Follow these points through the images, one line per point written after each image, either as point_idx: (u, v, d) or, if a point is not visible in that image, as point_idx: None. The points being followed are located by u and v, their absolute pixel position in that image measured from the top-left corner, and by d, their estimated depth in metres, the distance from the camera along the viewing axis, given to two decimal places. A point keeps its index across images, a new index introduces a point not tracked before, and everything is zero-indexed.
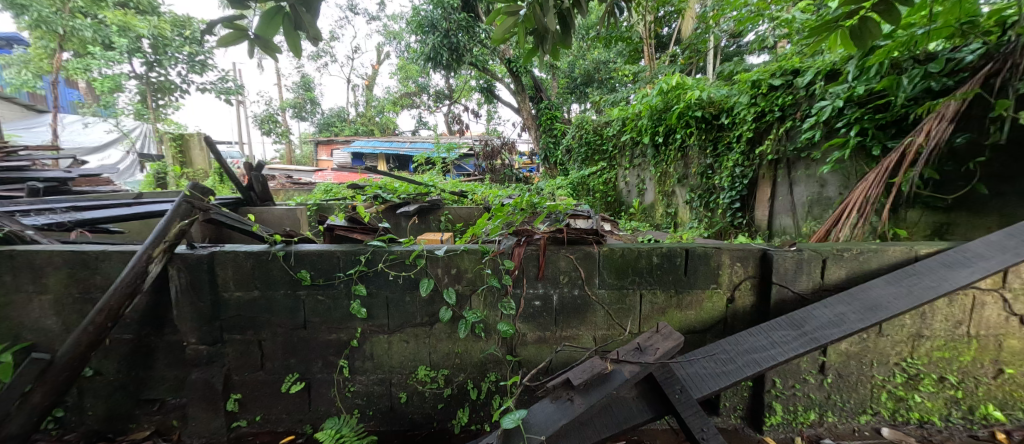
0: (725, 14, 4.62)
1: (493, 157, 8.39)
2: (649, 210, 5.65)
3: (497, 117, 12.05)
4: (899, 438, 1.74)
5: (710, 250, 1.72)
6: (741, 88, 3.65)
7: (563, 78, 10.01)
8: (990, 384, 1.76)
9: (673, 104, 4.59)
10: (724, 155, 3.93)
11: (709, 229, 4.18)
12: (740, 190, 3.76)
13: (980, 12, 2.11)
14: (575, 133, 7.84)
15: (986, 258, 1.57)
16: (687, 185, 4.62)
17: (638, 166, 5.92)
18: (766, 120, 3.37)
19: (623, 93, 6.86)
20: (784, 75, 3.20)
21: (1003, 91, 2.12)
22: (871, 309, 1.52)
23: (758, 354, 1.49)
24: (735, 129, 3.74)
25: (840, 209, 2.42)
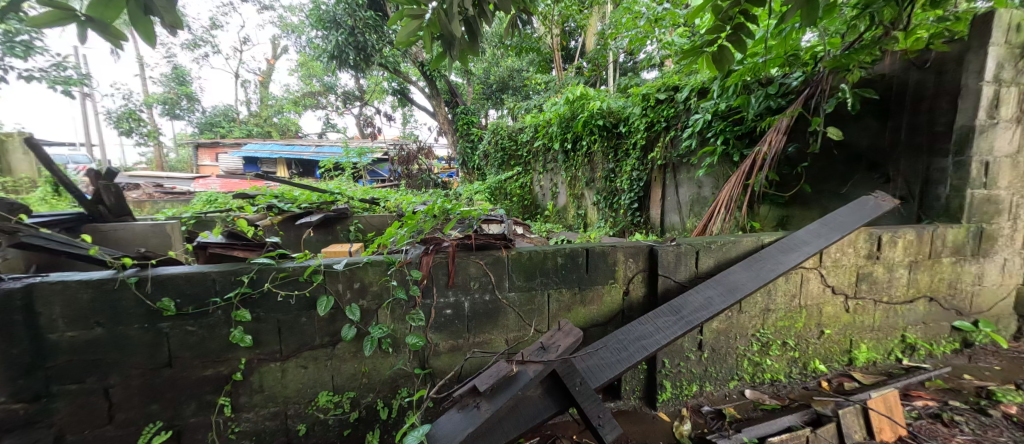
0: (621, 32, 5.10)
1: (410, 163, 7.96)
2: (562, 212, 6.00)
3: (412, 121, 11.72)
4: (758, 396, 2.06)
5: (608, 249, 1.87)
6: (634, 100, 4.05)
7: (478, 84, 10.10)
8: (817, 344, 2.18)
9: (579, 112, 4.91)
10: (623, 160, 4.34)
11: (614, 228, 4.58)
12: (637, 191, 4.19)
13: (800, 46, 2.62)
14: (491, 139, 7.95)
15: (809, 243, 1.94)
16: (593, 187, 5.00)
17: (551, 171, 6.22)
18: (655, 129, 3.79)
19: (536, 101, 7.18)
20: (667, 90, 3.63)
21: (815, 111, 2.66)
22: (731, 291, 1.78)
23: (646, 340, 1.64)
24: (631, 137, 4.15)
25: (712, 208, 2.79)
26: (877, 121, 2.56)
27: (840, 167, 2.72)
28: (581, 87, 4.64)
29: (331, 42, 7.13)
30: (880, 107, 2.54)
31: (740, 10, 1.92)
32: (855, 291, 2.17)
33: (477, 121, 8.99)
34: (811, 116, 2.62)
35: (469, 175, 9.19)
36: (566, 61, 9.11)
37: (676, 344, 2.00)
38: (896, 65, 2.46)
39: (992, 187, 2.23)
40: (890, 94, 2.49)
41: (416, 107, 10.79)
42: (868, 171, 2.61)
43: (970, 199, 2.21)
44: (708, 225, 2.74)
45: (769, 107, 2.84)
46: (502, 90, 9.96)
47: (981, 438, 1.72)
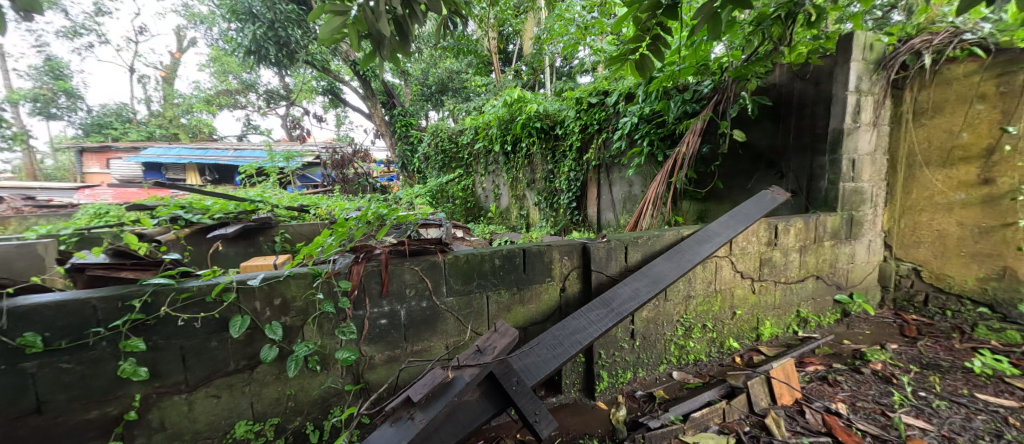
0: (555, 37, 5.25)
1: (345, 165, 7.49)
2: (505, 213, 6.04)
3: (346, 122, 11.15)
4: (684, 377, 2.23)
5: (543, 248, 1.91)
6: (568, 103, 4.20)
7: (416, 85, 9.83)
8: (731, 324, 2.42)
9: (517, 115, 4.97)
10: (561, 161, 4.48)
11: (556, 227, 4.72)
12: (575, 191, 4.34)
13: (709, 57, 2.87)
14: (430, 141, 7.79)
15: (720, 234, 2.14)
16: (534, 188, 5.10)
17: (493, 173, 6.24)
18: (589, 131, 3.96)
19: (477, 103, 7.18)
20: (598, 94, 3.81)
21: (723, 114, 2.93)
22: (654, 282, 1.91)
23: (579, 334, 1.71)
24: (567, 139, 4.31)
25: (641, 206, 2.97)
26: (772, 124, 2.88)
27: (744, 165, 3.04)
28: (517, 90, 4.67)
29: (248, 36, 6.56)
30: (773, 111, 2.87)
31: (657, 23, 2.05)
32: (759, 275, 2.43)
33: (415, 122, 8.76)
34: (720, 119, 2.89)
35: (409, 178, 8.94)
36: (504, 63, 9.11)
37: (611, 335, 2.09)
38: (785, 75, 2.80)
39: (860, 180, 2.61)
40: (782, 101, 2.83)
41: (349, 107, 10.26)
42: (767, 168, 2.94)
43: (843, 190, 2.57)
44: (640, 220, 2.94)
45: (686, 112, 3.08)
46: (441, 91, 9.78)
47: (856, 393, 2.02)
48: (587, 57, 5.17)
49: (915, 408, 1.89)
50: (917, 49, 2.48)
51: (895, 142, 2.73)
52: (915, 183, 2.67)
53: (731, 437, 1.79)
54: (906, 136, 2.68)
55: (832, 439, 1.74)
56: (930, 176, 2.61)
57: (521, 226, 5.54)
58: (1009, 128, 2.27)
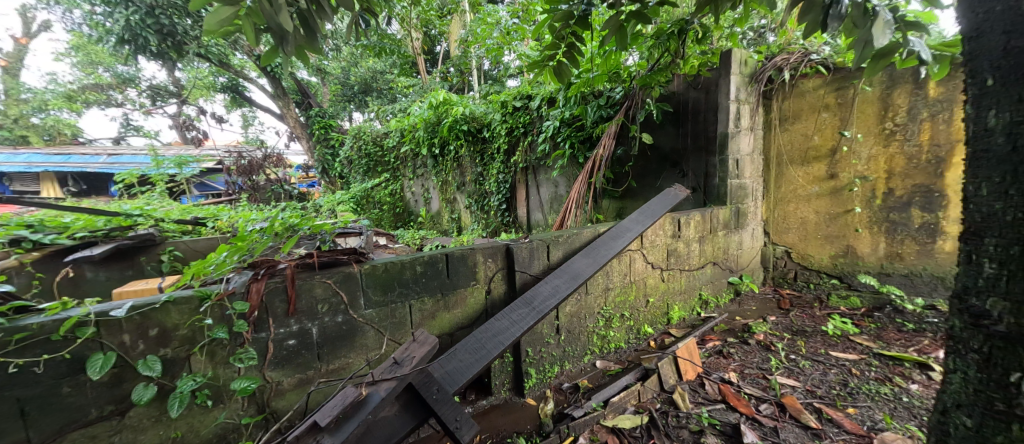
0: (479, 40, 5.26)
1: (253, 172, 6.50)
2: (436, 217, 5.92)
3: (255, 123, 10.10)
4: (606, 365, 2.36)
5: (466, 251, 1.90)
6: (494, 106, 4.25)
7: (335, 84, 9.22)
8: (645, 311, 2.62)
9: (444, 117, 4.89)
10: (489, 164, 4.53)
11: (487, 229, 4.74)
12: (504, 193, 4.40)
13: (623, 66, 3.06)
14: (352, 144, 7.35)
15: (631, 229, 2.31)
16: (464, 191, 5.07)
17: (422, 176, 6.07)
18: (514, 134, 4.05)
19: (403, 105, 6.94)
20: (522, 98, 3.92)
21: (632, 119, 3.19)
22: (573, 277, 2.00)
23: (502, 335, 1.72)
24: (494, 142, 4.37)
25: (566, 207, 3.11)
26: (673, 128, 3.19)
27: (652, 166, 3.33)
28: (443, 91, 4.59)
29: (121, 22, 5.63)
30: (674, 116, 3.18)
31: (571, 32, 2.13)
32: (666, 264, 2.67)
33: (336, 124, 8.20)
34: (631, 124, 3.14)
35: (330, 184, 8.36)
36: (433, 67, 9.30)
37: (537, 333, 2.14)
38: (682, 84, 3.12)
39: (742, 177, 2.99)
40: (680, 107, 3.15)
41: (256, 107, 9.29)
42: (671, 167, 3.24)
43: (729, 186, 2.93)
44: (566, 219, 3.06)
45: (602, 117, 3.29)
46: (365, 91, 9.27)
47: (745, 362, 2.32)
48: (513, 61, 5.26)
49: (787, 370, 2.21)
50: (779, 66, 2.93)
51: (767, 143, 3.17)
52: (784, 178, 3.13)
53: (645, 415, 1.94)
54: (775, 138, 3.13)
55: (726, 405, 1.98)
56: (794, 172, 3.07)
57: (453, 230, 5.47)
58: (846, 132, 2.78)
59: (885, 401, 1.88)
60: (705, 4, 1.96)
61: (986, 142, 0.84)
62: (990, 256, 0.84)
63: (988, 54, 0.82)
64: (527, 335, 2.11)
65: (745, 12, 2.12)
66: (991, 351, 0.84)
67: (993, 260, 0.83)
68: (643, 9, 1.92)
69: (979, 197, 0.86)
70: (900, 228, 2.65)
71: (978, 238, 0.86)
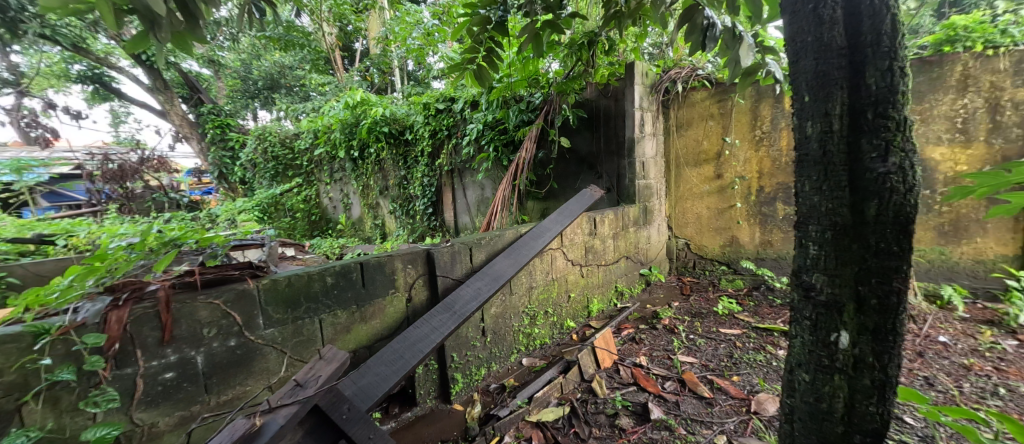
0: (399, 39, 5.07)
1: (125, 179, 5.38)
2: (358, 223, 5.59)
3: (129, 120, 8.64)
4: (531, 362, 2.41)
5: (383, 259, 1.82)
6: (416, 108, 4.14)
7: (232, 79, 8.25)
8: (568, 306, 2.73)
9: (362, 118, 4.64)
10: (413, 167, 4.40)
11: (412, 234, 4.59)
12: (429, 196, 4.30)
13: (541, 72, 3.15)
14: (255, 146, 6.64)
15: (551, 228, 2.39)
16: (387, 196, 4.85)
17: (341, 181, 5.69)
18: (438, 137, 3.99)
19: (316, 104, 6.45)
20: (444, 101, 3.87)
21: (552, 123, 3.31)
22: (495, 279, 2.02)
23: (422, 342, 1.68)
24: (417, 144, 4.25)
25: (493, 209, 3.13)
26: (589, 132, 3.38)
27: (571, 167, 3.49)
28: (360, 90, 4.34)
29: None
30: (589, 121, 3.37)
31: (490, 36, 2.10)
32: (585, 260, 2.81)
33: (235, 122, 7.33)
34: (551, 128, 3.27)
35: (230, 191, 7.46)
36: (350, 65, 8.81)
37: (463, 337, 2.10)
38: (594, 92, 3.33)
39: (648, 177, 3.26)
40: (594, 113, 3.35)
41: (130, 102, 7.95)
42: (588, 169, 3.43)
43: (637, 185, 3.16)
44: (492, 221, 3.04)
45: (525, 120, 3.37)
46: (271, 88, 8.42)
47: (654, 346, 2.52)
48: (436, 62, 5.17)
49: (687, 348, 2.46)
50: (674, 78, 3.26)
51: (668, 147, 3.50)
52: (682, 177, 3.48)
53: (566, 406, 2.02)
54: (673, 142, 3.47)
55: (637, 386, 2.14)
56: (689, 172, 3.43)
57: (376, 236, 5.20)
58: (728, 137, 3.17)
59: (761, 367, 2.18)
60: (609, 18, 2.09)
61: (805, 147, 1.03)
62: (813, 240, 1.03)
63: (803, 75, 1.01)
64: (451, 340, 2.06)
65: (646, 27, 2.31)
66: (815, 316, 1.05)
67: (815, 243, 1.02)
68: (557, 20, 1.98)
69: (803, 193, 1.05)
70: (769, 219, 3.10)
71: (803, 226, 1.06)
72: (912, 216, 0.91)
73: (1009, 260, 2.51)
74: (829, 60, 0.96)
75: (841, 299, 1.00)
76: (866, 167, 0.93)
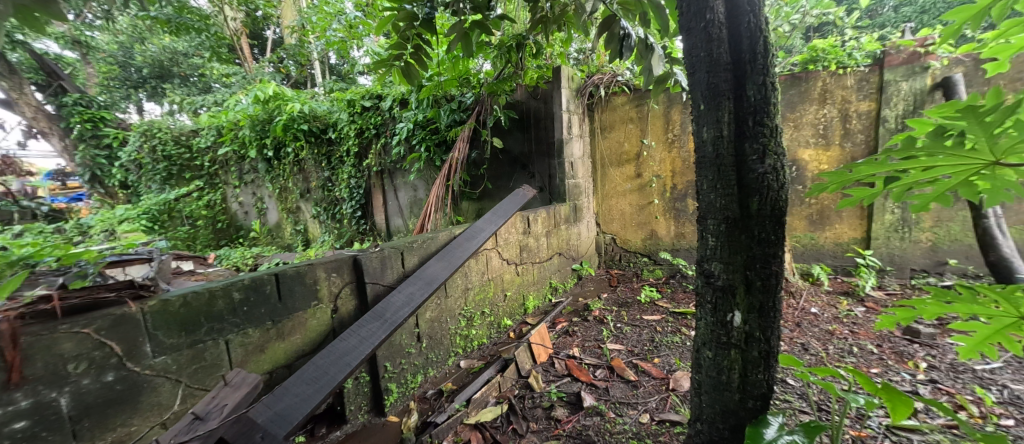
0: (317, 30, 4.78)
1: None
2: (275, 229, 5.17)
3: None
4: (469, 363, 2.42)
5: (303, 269, 1.72)
6: (340, 105, 3.97)
7: (109, 65, 7.16)
8: (504, 305, 2.79)
9: (277, 114, 4.32)
10: (338, 168, 4.19)
11: (340, 239, 4.36)
12: (358, 199, 4.12)
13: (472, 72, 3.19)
14: (139, 143, 5.78)
15: (485, 228, 2.43)
16: (309, 199, 4.56)
17: (253, 183, 5.21)
18: (365, 136, 3.85)
19: (221, 97, 5.86)
20: (371, 98, 3.75)
21: (484, 124, 3.36)
22: (428, 283, 2.00)
23: (349, 355, 1.60)
24: (342, 144, 4.06)
25: (425, 211, 3.08)
26: (520, 133, 3.48)
27: (505, 168, 3.57)
28: (274, 83, 4.03)
29: None
30: (520, 123, 3.47)
31: (417, 34, 2.08)
32: (520, 259, 2.89)
33: (114, 115, 6.34)
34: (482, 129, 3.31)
35: (107, 195, 6.39)
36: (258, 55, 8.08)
37: (397, 344, 2.04)
38: (525, 94, 3.43)
39: (576, 177, 3.43)
40: (525, 115, 3.45)
41: None
42: (521, 170, 3.53)
43: (566, 185, 3.31)
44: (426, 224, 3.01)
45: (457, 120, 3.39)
46: (160, 77, 7.40)
47: (586, 337, 2.67)
48: (360, 57, 4.98)
49: (615, 336, 2.64)
50: (597, 84, 3.47)
51: (593, 148, 3.71)
52: (606, 177, 3.71)
53: (504, 404, 2.07)
54: (598, 144, 3.69)
55: (571, 377, 2.26)
56: (613, 172, 3.67)
57: (297, 243, 4.85)
58: (645, 140, 3.45)
59: (677, 347, 2.42)
60: (536, 22, 2.17)
61: (702, 150, 1.18)
62: (711, 232, 1.19)
63: (699, 86, 1.16)
64: (383, 348, 1.99)
65: (570, 34, 2.43)
66: (715, 300, 1.21)
67: (713, 235, 1.18)
68: (485, 21, 2.02)
69: (702, 191, 1.21)
70: (682, 213, 3.42)
71: (703, 220, 1.21)
72: (785, 209, 1.10)
73: (857, 241, 3.04)
74: (718, 74, 1.11)
75: (734, 283, 1.16)
76: (750, 168, 1.10)
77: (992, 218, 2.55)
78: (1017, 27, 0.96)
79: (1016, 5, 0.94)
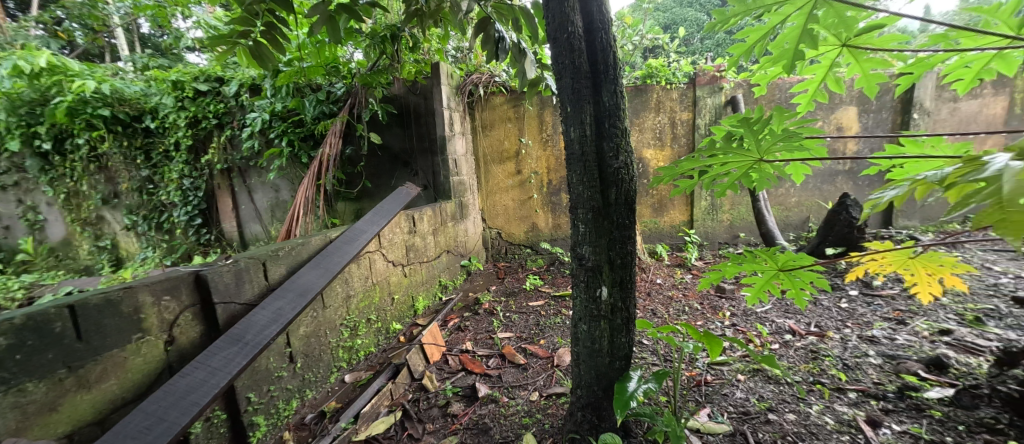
0: None
1: None
2: (65, 247, 4.11)
3: None
4: (356, 376, 2.31)
5: (122, 293, 1.40)
6: (160, 87, 3.36)
7: None
8: (391, 309, 2.73)
9: (53, 94, 3.38)
10: (162, 165, 3.56)
11: (172, 253, 3.71)
12: (198, 204, 3.57)
13: (341, 61, 3.02)
14: None
15: (366, 229, 2.32)
16: (119, 205, 3.79)
17: (18, 188, 4.02)
18: (201, 126, 3.36)
19: None
20: (208, 81, 3.27)
21: (358, 118, 3.21)
22: (301, 294, 1.82)
23: (195, 393, 1.39)
24: (167, 135, 3.45)
25: (291, 213, 2.78)
26: (400, 129, 3.44)
27: (385, 166, 3.49)
28: (49, 52, 3.17)
29: None
30: (399, 118, 3.42)
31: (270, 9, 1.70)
32: (406, 259, 2.86)
33: None
34: (357, 123, 3.16)
35: None
36: (15, 11, 6.04)
37: (263, 370, 1.85)
38: (402, 88, 3.38)
39: (460, 173, 3.49)
40: (403, 110, 3.41)
41: None
42: (403, 167, 3.49)
43: (451, 182, 3.35)
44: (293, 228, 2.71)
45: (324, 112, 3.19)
46: None
47: (478, 330, 2.79)
48: (188, 29, 4.23)
49: (505, 325, 2.82)
50: (476, 83, 3.58)
51: (475, 146, 3.83)
52: (488, 174, 3.87)
53: (397, 412, 2.05)
54: (479, 141, 3.82)
55: (465, 371, 2.35)
56: (495, 169, 3.85)
57: (101, 261, 3.97)
58: (523, 139, 3.72)
59: (559, 327, 2.70)
60: (411, 15, 2.16)
61: (570, 148, 1.36)
62: (581, 220, 1.37)
63: (565, 90, 1.34)
64: (244, 378, 1.78)
65: (447, 31, 2.47)
66: (587, 279, 1.41)
67: (582, 223, 1.37)
68: (353, 5, 1.90)
69: (573, 184, 1.38)
70: (558, 206, 3.82)
71: (574, 210, 1.38)
72: (634, 197, 1.36)
73: (684, 223, 3.74)
74: (580, 81, 1.30)
75: (600, 262, 1.38)
76: (608, 163, 1.32)
77: (762, 201, 3.44)
78: (769, 62, 1.33)
79: (768, 47, 1.31)
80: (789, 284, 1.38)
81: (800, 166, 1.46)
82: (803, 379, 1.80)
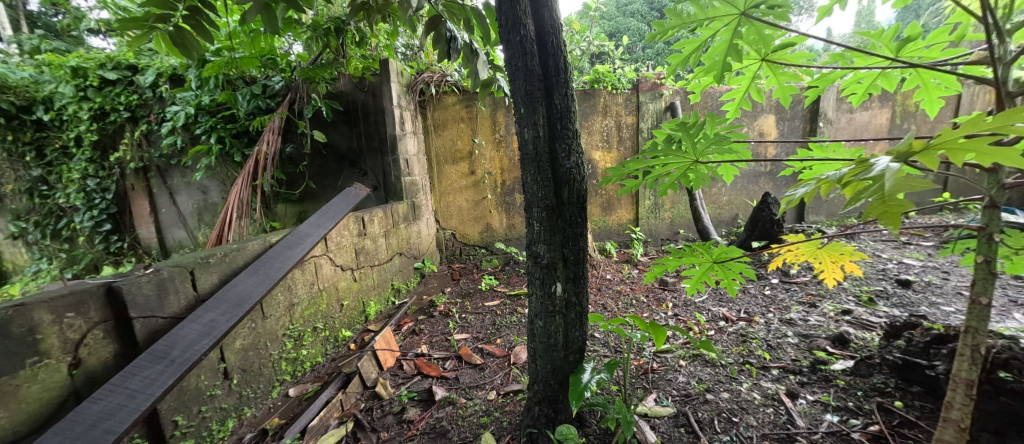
0: None
1: None
2: None
3: None
4: (302, 389, 2.20)
5: (13, 311, 1.25)
6: (55, 73, 2.99)
7: None
8: (340, 316, 2.65)
9: None
10: (60, 163, 3.22)
11: (72, 264, 3.35)
12: (106, 208, 3.27)
13: (279, 53, 2.86)
14: None
15: (312, 233, 2.22)
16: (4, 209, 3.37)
17: None
18: (110, 119, 3.05)
19: None
20: (118, 69, 2.97)
21: (299, 115, 3.07)
22: (236, 304, 1.71)
23: (110, 420, 1.27)
24: (66, 129, 3.12)
25: (223, 216, 2.59)
26: (347, 127, 3.34)
27: (331, 166, 3.38)
28: None
29: None
30: (345, 116, 3.32)
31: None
32: (356, 263, 2.78)
33: None
34: (298, 120, 3.02)
35: None
36: None
37: (193, 389, 1.73)
38: (349, 85, 3.27)
39: (412, 174, 3.43)
40: (350, 107, 3.31)
41: None
42: (350, 167, 3.39)
43: (403, 183, 3.29)
44: (226, 233, 2.52)
45: (259, 108, 3.00)
46: None
47: (433, 333, 2.77)
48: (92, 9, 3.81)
49: (461, 326, 2.83)
50: (427, 82, 3.54)
51: (427, 146, 3.79)
52: (442, 175, 3.85)
53: (348, 422, 1.99)
54: (431, 141, 3.78)
55: (420, 375, 2.33)
56: (448, 170, 3.83)
57: None
58: (476, 139, 3.75)
59: (514, 326, 2.75)
60: (357, 9, 2.11)
61: (525, 148, 1.40)
62: (536, 219, 1.42)
63: (519, 92, 1.37)
64: (169, 400, 1.65)
65: (394, 27, 2.43)
66: (542, 275, 1.46)
67: (537, 222, 1.41)
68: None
69: (527, 184, 1.42)
70: (511, 206, 3.90)
71: (529, 210, 1.43)
72: (586, 196, 1.42)
73: (630, 222, 3.94)
74: (534, 83, 1.35)
75: (556, 259, 1.44)
76: (561, 163, 1.38)
77: (699, 200, 3.71)
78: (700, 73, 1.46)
79: (700, 58, 1.42)
80: (722, 275, 1.51)
81: (729, 167, 1.61)
82: (735, 360, 1.97)
